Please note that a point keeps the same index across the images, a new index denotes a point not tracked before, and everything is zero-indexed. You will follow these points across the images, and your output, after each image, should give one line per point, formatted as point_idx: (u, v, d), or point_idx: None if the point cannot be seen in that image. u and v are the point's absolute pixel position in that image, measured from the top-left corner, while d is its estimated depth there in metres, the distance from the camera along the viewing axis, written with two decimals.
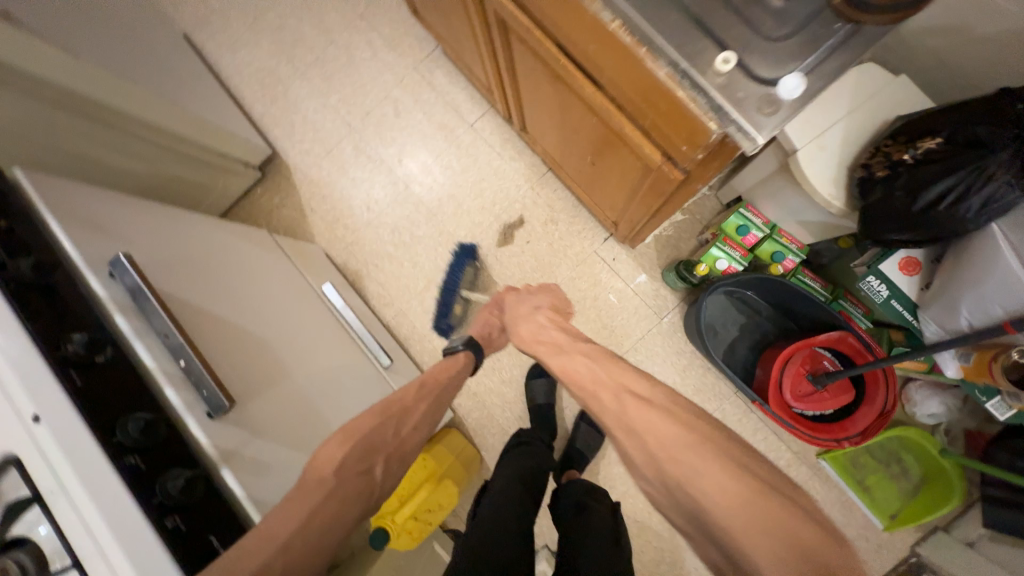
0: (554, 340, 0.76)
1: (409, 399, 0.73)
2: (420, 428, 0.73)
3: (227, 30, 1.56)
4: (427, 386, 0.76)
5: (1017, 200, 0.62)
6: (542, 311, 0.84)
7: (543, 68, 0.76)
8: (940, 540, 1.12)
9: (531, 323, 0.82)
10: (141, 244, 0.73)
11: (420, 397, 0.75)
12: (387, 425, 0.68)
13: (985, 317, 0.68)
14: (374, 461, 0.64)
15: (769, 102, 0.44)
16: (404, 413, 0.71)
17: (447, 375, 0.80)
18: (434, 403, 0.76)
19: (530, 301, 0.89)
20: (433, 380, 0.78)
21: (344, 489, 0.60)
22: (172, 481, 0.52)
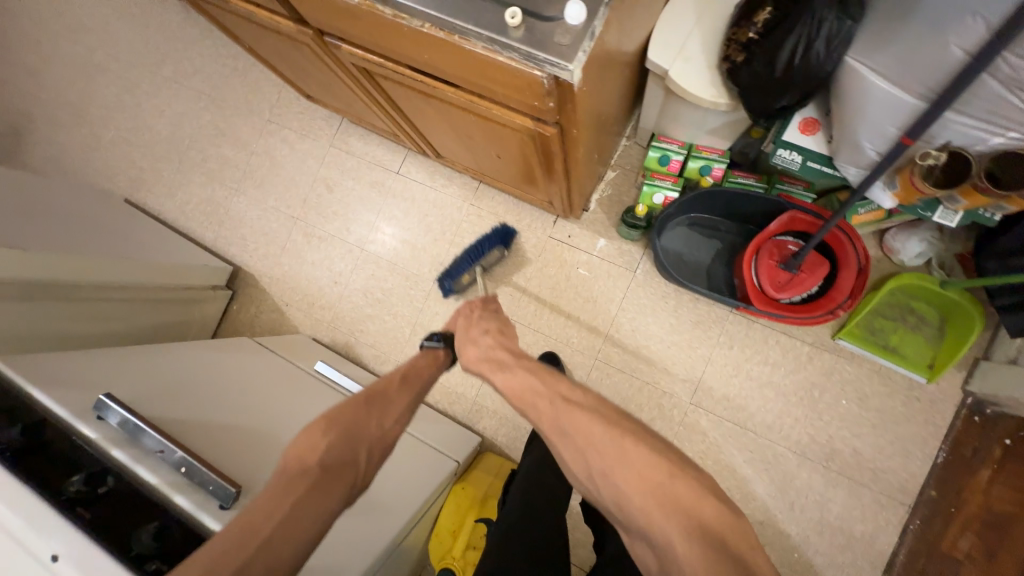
0: (502, 358, 0.75)
1: (391, 389, 0.75)
2: (401, 420, 0.72)
3: (161, 180, 1.68)
4: (409, 378, 0.78)
5: (855, 29, 0.66)
6: (491, 334, 0.80)
7: (413, 93, 0.82)
8: (986, 370, 1.09)
9: (478, 346, 0.79)
10: (121, 385, 0.78)
11: (404, 388, 0.76)
12: (370, 415, 0.69)
13: (886, 140, 0.72)
14: (356, 450, 0.65)
15: (564, 32, 0.48)
16: (386, 404, 0.72)
17: (427, 370, 0.82)
18: (416, 396, 0.77)
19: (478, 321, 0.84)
20: (414, 374, 0.80)
21: (328, 481, 0.60)
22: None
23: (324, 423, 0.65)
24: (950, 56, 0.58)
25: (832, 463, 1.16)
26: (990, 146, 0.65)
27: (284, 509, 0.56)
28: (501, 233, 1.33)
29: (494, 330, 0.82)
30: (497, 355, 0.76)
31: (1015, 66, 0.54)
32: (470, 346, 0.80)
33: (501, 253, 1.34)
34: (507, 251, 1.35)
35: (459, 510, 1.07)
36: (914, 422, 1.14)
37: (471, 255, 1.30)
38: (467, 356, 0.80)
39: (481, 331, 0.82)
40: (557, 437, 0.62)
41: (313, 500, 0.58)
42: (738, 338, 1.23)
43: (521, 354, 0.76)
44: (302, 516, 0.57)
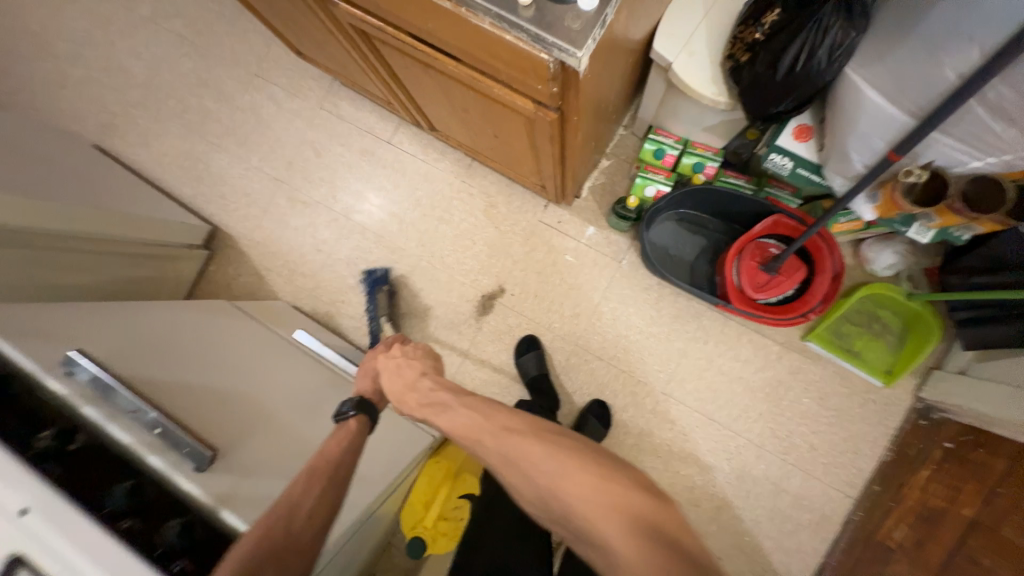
0: (443, 400, 0.74)
1: (297, 493, 0.62)
2: (319, 516, 0.62)
3: (135, 129, 1.59)
4: (318, 473, 0.65)
5: (856, 42, 0.67)
6: (428, 377, 0.78)
7: (412, 62, 0.79)
8: (937, 378, 1.16)
9: (418, 393, 0.77)
10: (94, 339, 0.76)
11: (310, 484, 0.64)
12: (278, 528, 0.58)
13: (873, 154, 0.73)
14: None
15: (576, 16, 0.47)
16: (297, 508, 0.61)
17: (340, 452, 0.69)
18: (334, 488, 0.65)
19: (412, 368, 0.80)
20: (321, 464, 0.67)
21: None
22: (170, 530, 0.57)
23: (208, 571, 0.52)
24: (943, 78, 0.60)
25: (789, 456, 1.23)
26: (968, 168, 0.68)
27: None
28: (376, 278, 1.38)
29: (430, 372, 0.80)
30: (437, 397, 0.74)
31: (1002, 94, 0.57)
32: (409, 395, 0.77)
33: (388, 292, 1.38)
34: (390, 287, 1.39)
35: (432, 482, 1.08)
36: (868, 421, 1.21)
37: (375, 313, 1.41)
38: (408, 403, 0.77)
39: (417, 376, 0.78)
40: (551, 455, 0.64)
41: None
42: (714, 334, 1.28)
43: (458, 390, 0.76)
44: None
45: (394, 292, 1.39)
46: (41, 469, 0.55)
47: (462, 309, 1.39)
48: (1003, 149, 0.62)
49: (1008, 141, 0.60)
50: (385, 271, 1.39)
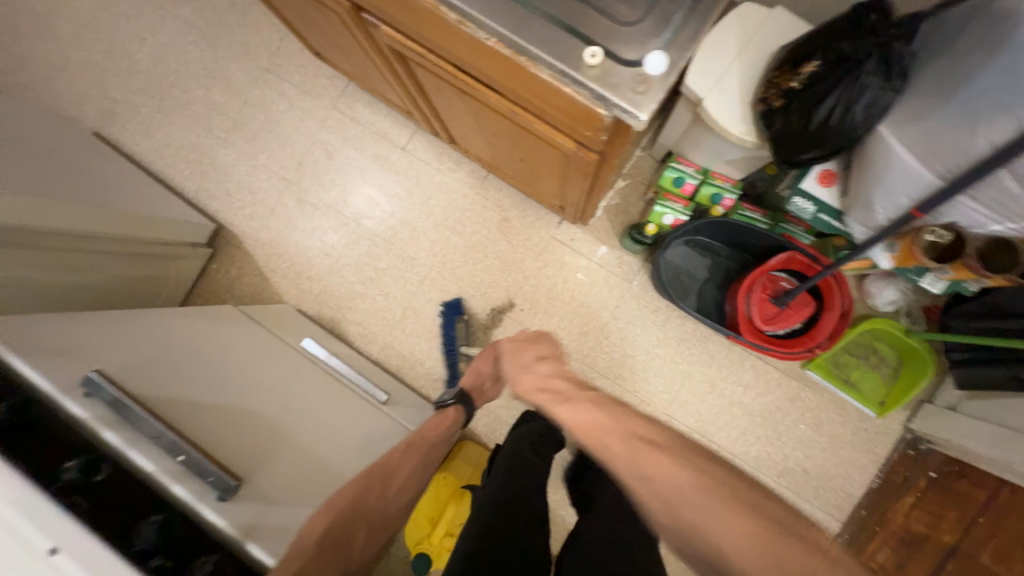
0: (559, 388, 0.76)
1: (393, 460, 0.74)
2: (406, 490, 0.72)
3: (136, 117, 1.53)
4: (414, 443, 0.78)
5: (892, 102, 0.69)
6: (546, 361, 0.83)
7: (447, 86, 0.78)
8: (929, 412, 1.21)
9: (534, 374, 0.81)
10: (111, 355, 0.74)
11: (407, 456, 0.76)
12: (372, 492, 0.69)
13: (898, 209, 0.75)
14: (358, 530, 0.65)
15: (641, 79, 0.47)
16: (390, 474, 0.72)
17: (433, 436, 0.82)
18: (422, 459, 0.77)
19: (531, 351, 0.86)
20: (420, 440, 0.80)
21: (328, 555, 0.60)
22: None
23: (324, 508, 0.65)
24: (976, 146, 0.62)
25: (783, 479, 1.27)
26: (988, 231, 0.71)
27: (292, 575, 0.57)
28: (453, 308, 1.38)
29: (549, 357, 0.84)
30: (552, 382, 0.78)
31: None
32: (525, 375, 0.82)
33: (465, 323, 1.37)
34: (468, 317, 1.38)
35: (438, 496, 1.11)
36: (860, 449, 1.26)
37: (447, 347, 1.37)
38: (523, 384, 0.81)
39: (534, 359, 0.84)
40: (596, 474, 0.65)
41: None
42: (718, 357, 1.31)
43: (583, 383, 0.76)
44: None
45: (472, 322, 1.38)
46: (67, 504, 0.54)
47: (471, 321, 1.39)
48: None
49: None
50: (460, 300, 1.39)
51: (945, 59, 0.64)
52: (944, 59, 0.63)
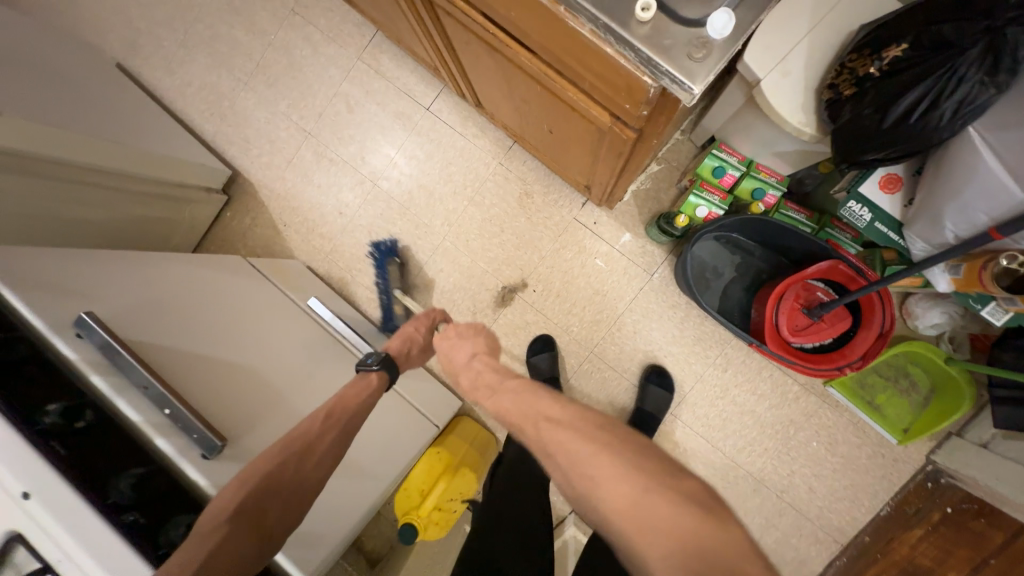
0: (493, 384, 0.75)
1: (313, 427, 0.68)
2: (326, 459, 0.67)
3: (159, 51, 1.48)
4: (334, 415, 0.70)
5: (992, 100, 0.58)
6: (481, 357, 0.80)
7: (476, 40, 0.71)
8: (954, 446, 1.13)
9: (472, 373, 0.78)
10: (108, 296, 0.72)
11: (326, 427, 0.69)
12: (290, 464, 0.64)
13: (971, 227, 0.66)
14: (268, 507, 0.60)
15: (698, 46, 0.40)
16: (308, 447, 0.66)
17: (353, 402, 0.74)
18: (346, 430, 0.70)
19: (464, 348, 0.82)
20: (340, 408, 0.72)
21: (242, 523, 0.57)
22: (175, 531, 0.57)
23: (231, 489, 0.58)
24: None
25: (785, 495, 1.23)
26: None
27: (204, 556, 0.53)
28: (386, 250, 1.39)
29: (482, 352, 0.81)
30: (493, 380, 0.75)
31: None
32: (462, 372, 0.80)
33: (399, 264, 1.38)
34: (402, 258, 1.39)
35: (429, 471, 1.10)
36: (873, 475, 1.20)
37: (381, 291, 1.39)
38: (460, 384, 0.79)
39: (467, 355, 0.81)
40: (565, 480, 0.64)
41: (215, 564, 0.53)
42: (735, 363, 1.24)
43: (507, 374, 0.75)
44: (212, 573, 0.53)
45: (406, 263, 1.39)
46: (42, 447, 0.53)
47: (480, 297, 1.35)
48: None
49: None
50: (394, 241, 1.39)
51: None
52: None
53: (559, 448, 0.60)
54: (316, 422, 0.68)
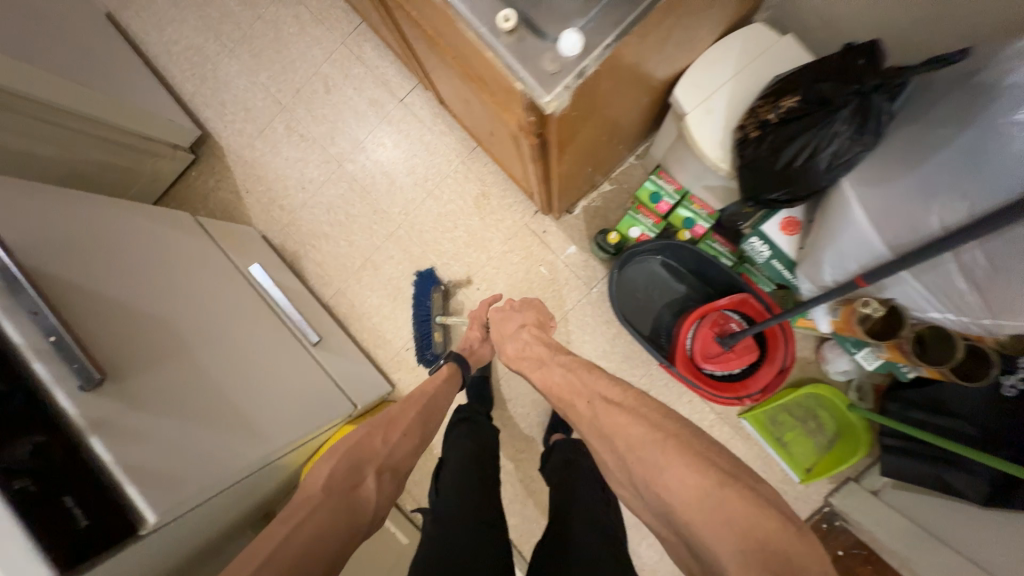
0: (538, 352, 0.86)
1: (396, 411, 0.81)
2: (410, 436, 0.78)
3: (151, 8, 1.51)
4: (411, 400, 0.85)
5: (860, 157, 0.64)
6: (527, 328, 0.93)
7: (419, 37, 0.75)
8: (849, 489, 1.16)
9: (516, 342, 0.91)
10: (25, 227, 0.74)
11: (406, 407, 0.83)
12: (375, 435, 0.75)
13: (845, 272, 0.71)
14: (365, 474, 0.69)
15: (553, 58, 0.45)
16: (391, 423, 0.78)
17: (431, 392, 0.89)
18: (421, 416, 0.83)
19: (513, 320, 0.96)
20: (418, 398, 0.86)
21: (334, 497, 0.64)
22: (22, 447, 0.58)
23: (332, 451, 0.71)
24: (927, 225, 0.58)
25: None
26: (927, 316, 0.67)
27: (315, 511, 0.62)
28: (429, 277, 1.34)
29: (531, 324, 0.94)
30: (530, 350, 0.87)
31: (975, 258, 0.55)
32: (511, 341, 0.92)
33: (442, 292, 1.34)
34: (446, 286, 1.35)
35: None
36: None
37: (419, 317, 1.31)
38: (508, 353, 0.91)
39: (517, 325, 0.94)
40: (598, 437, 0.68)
41: (316, 514, 0.61)
42: (657, 385, 1.27)
43: (556, 349, 0.85)
44: (320, 525, 0.61)
45: (449, 292, 1.35)
46: None
47: None
48: (965, 310, 0.60)
49: (972, 306, 0.59)
50: (434, 271, 1.36)
51: (918, 124, 0.59)
52: (916, 122, 0.59)
53: (617, 431, 0.65)
54: (397, 407, 0.82)
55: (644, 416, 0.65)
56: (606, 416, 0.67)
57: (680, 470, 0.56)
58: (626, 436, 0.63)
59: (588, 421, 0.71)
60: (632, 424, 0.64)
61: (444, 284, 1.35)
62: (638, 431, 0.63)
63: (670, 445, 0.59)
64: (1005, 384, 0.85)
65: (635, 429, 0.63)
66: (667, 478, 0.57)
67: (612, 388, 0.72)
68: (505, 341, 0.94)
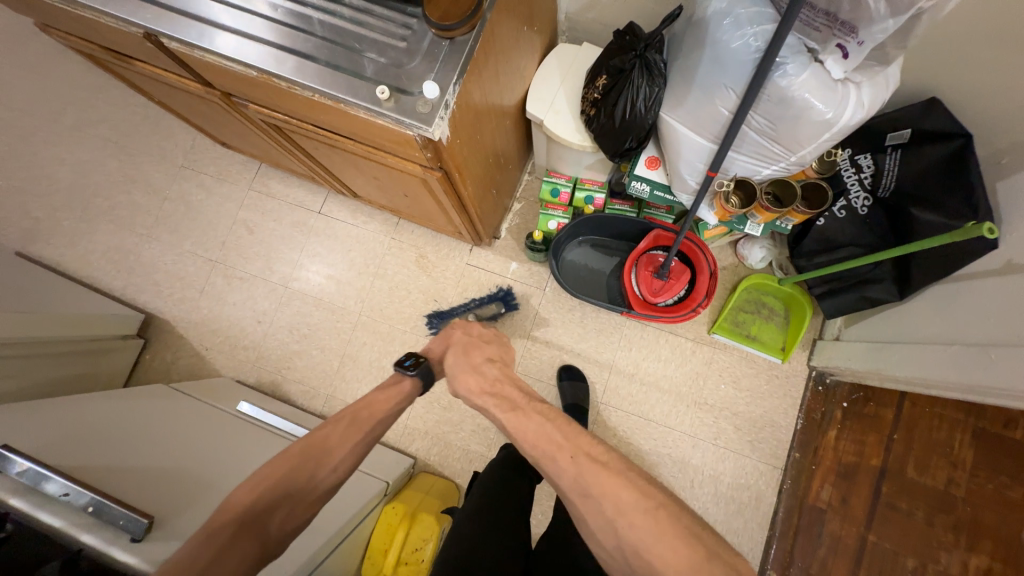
0: (510, 396, 0.76)
1: (333, 436, 0.73)
2: (339, 469, 0.71)
3: (60, 231, 1.61)
4: (358, 420, 0.76)
5: (662, 94, 0.88)
6: (495, 365, 0.82)
7: (319, 144, 0.92)
8: (821, 347, 1.33)
9: (482, 376, 0.80)
10: (23, 440, 0.80)
11: (347, 433, 0.74)
12: (304, 467, 0.69)
13: (699, 173, 0.94)
14: (277, 509, 0.65)
15: (424, 102, 0.63)
16: (318, 457, 0.70)
17: (382, 407, 0.79)
18: (363, 440, 0.75)
19: (481, 351, 0.85)
20: (364, 413, 0.77)
21: (241, 538, 0.61)
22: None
23: (255, 481, 0.66)
24: (722, 114, 0.82)
25: (720, 440, 1.36)
26: (764, 176, 0.91)
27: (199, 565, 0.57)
28: (503, 296, 1.45)
29: (498, 361, 0.84)
30: (501, 389, 0.77)
31: (759, 121, 0.80)
32: (472, 376, 0.80)
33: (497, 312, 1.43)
34: (502, 313, 1.44)
35: (389, 528, 1.12)
36: (777, 396, 1.37)
37: (469, 306, 1.46)
38: (466, 386, 0.80)
39: (484, 359, 0.83)
40: (581, 498, 0.63)
41: (223, 561, 0.58)
42: (636, 341, 1.42)
43: (529, 392, 0.77)
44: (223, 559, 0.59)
45: (501, 318, 1.44)
46: None
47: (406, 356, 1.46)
48: (777, 158, 0.85)
49: (779, 153, 0.84)
50: (511, 303, 1.44)
51: (682, 59, 0.85)
52: (680, 59, 0.85)
53: (604, 493, 0.61)
54: (338, 428, 0.74)
55: (629, 477, 0.63)
56: (590, 471, 0.63)
57: (669, 543, 0.57)
58: (615, 499, 0.61)
59: (569, 481, 0.64)
60: (623, 487, 0.61)
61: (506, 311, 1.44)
62: (627, 496, 0.61)
63: (659, 515, 0.59)
64: (856, 205, 1.09)
65: (625, 494, 0.61)
66: (657, 547, 0.57)
67: (597, 445, 0.67)
68: (456, 373, 0.83)
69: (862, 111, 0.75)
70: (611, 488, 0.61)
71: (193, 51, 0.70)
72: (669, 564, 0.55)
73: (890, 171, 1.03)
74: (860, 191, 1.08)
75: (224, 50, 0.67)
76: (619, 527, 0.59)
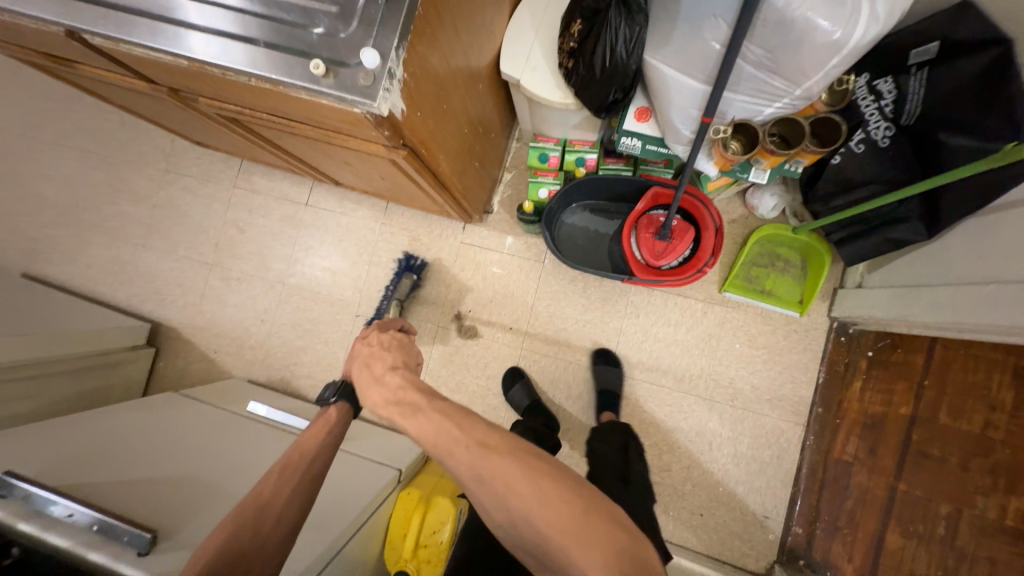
0: (411, 399, 0.71)
1: (268, 488, 0.69)
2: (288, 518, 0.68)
3: (59, 248, 1.61)
4: (290, 466, 0.73)
5: (645, 35, 0.79)
6: (399, 371, 0.77)
7: (280, 133, 0.86)
8: (842, 296, 1.25)
9: (384, 386, 0.75)
10: (31, 461, 0.82)
11: (282, 481, 0.71)
12: (256, 523, 0.65)
13: (693, 121, 0.85)
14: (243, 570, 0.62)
15: (364, 75, 0.56)
16: (264, 511, 0.67)
17: (316, 440, 0.79)
18: (305, 482, 0.72)
19: (384, 360, 0.79)
20: (296, 455, 0.75)
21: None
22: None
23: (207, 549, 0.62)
24: (713, 49, 0.73)
25: (737, 402, 1.31)
26: (766, 116, 0.82)
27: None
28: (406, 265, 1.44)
29: (402, 368, 0.78)
30: (403, 394, 0.72)
31: (756, 53, 0.70)
32: (375, 388, 0.76)
33: (414, 280, 1.43)
34: (419, 276, 1.43)
35: (406, 513, 1.12)
36: (796, 351, 1.30)
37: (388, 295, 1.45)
38: (369, 399, 0.76)
39: (386, 367, 0.78)
40: (477, 484, 0.63)
41: None
42: (643, 308, 1.36)
43: (432, 391, 0.73)
44: None
45: (423, 280, 1.43)
46: None
47: None
48: (780, 93, 0.76)
49: (782, 88, 0.74)
50: (419, 261, 1.44)
51: None
52: None
53: (497, 476, 0.62)
54: (270, 480, 0.70)
55: (522, 458, 0.63)
56: (483, 459, 0.62)
57: (553, 511, 0.59)
58: (505, 480, 0.61)
59: (465, 472, 0.63)
60: (512, 467, 0.62)
61: (418, 274, 1.43)
62: (518, 477, 0.61)
63: (544, 484, 0.61)
64: (876, 137, 0.97)
65: (516, 472, 0.61)
66: (542, 519, 0.58)
67: (492, 432, 0.66)
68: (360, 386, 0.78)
69: (875, 25, 0.65)
70: (502, 469, 0.62)
71: (118, 45, 0.64)
72: (556, 531, 0.58)
73: (914, 94, 0.91)
74: (879, 120, 0.96)
75: (145, 39, 0.61)
76: (511, 505, 0.61)
